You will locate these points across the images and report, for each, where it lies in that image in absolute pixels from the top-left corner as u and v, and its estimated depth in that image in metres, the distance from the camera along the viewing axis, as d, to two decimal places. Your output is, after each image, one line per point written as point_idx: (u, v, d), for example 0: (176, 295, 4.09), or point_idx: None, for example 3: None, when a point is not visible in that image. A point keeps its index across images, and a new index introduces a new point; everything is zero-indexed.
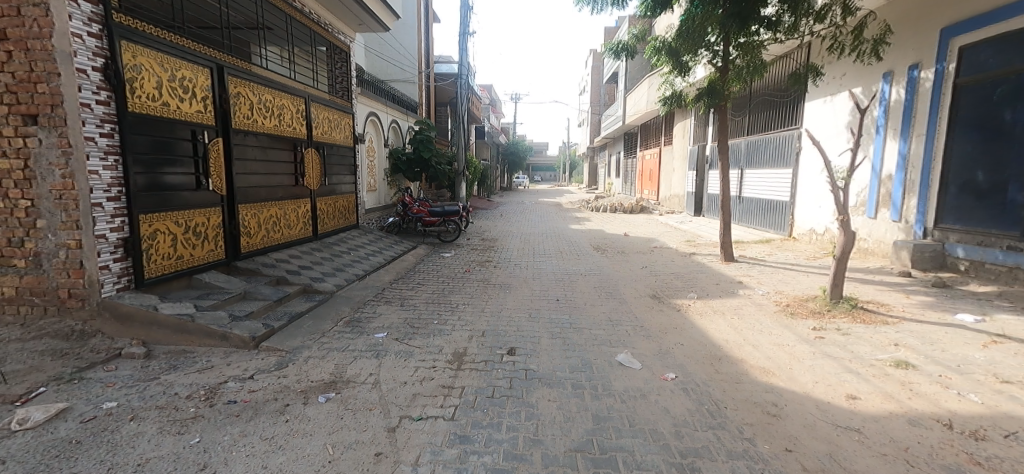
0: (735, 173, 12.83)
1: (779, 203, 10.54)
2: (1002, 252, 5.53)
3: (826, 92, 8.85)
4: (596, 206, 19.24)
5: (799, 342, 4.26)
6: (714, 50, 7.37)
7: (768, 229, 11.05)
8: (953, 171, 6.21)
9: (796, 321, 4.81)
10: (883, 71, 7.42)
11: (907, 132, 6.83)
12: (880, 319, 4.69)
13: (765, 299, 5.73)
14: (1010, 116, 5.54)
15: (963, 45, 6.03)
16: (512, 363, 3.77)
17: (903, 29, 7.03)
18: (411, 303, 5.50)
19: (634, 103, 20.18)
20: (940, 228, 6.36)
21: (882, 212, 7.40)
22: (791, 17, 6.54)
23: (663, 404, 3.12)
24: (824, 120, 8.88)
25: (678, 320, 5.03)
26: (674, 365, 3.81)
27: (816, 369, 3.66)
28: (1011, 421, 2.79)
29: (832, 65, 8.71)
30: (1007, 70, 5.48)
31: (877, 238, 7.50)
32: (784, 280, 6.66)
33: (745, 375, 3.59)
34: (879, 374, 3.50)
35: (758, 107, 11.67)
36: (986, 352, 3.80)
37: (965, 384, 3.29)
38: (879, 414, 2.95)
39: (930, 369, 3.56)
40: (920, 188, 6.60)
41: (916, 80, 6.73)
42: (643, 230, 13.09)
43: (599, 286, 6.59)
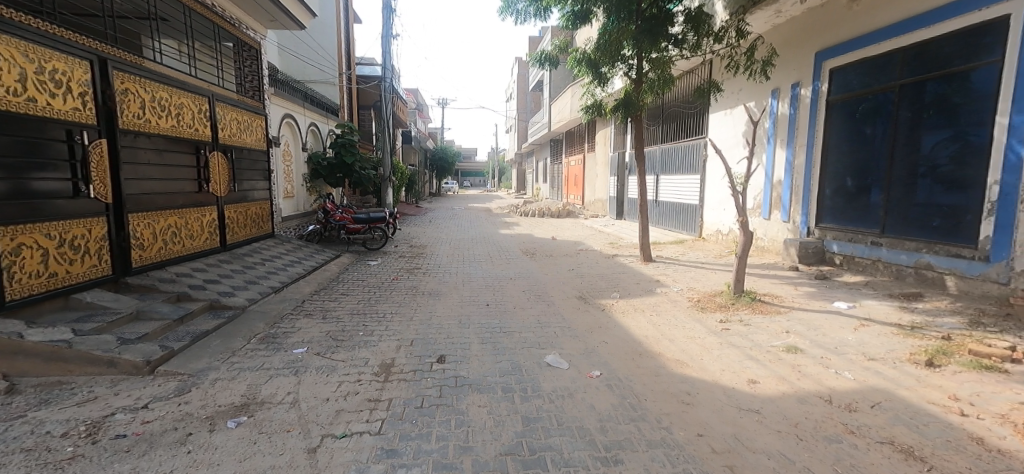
0: (652, 178, 13.68)
1: (691, 206, 11.40)
2: (866, 248, 6.41)
3: (726, 105, 9.75)
4: (524, 211, 19.59)
5: (709, 333, 4.65)
6: (630, 64, 7.80)
7: (682, 230, 11.91)
8: (829, 177, 7.12)
9: (706, 315, 5.24)
10: (771, 87, 8.32)
11: (793, 142, 7.72)
12: (774, 310, 5.25)
13: (680, 295, 6.18)
14: (869, 130, 6.45)
15: (835, 67, 6.95)
16: (442, 371, 3.72)
17: (786, 52, 7.94)
18: (335, 314, 5.24)
19: (559, 111, 20.83)
20: (821, 227, 7.26)
21: (774, 213, 8.28)
22: (695, 36, 7.21)
23: (589, 401, 3.24)
24: (726, 130, 9.76)
25: (603, 319, 5.28)
26: (600, 363, 3.97)
27: (723, 358, 4.00)
28: (877, 393, 3.23)
29: (730, 81, 9.61)
30: (868, 91, 6.40)
31: (771, 237, 8.35)
32: (696, 277, 7.22)
33: (663, 368, 3.85)
34: (774, 359, 3.91)
35: (670, 117, 12.54)
36: (857, 334, 4.38)
37: (841, 363, 3.77)
38: (773, 395, 3.30)
39: (815, 352, 4.02)
40: (804, 193, 7.50)
41: (797, 97, 7.64)
42: (570, 233, 13.56)
43: (528, 289, 6.71)
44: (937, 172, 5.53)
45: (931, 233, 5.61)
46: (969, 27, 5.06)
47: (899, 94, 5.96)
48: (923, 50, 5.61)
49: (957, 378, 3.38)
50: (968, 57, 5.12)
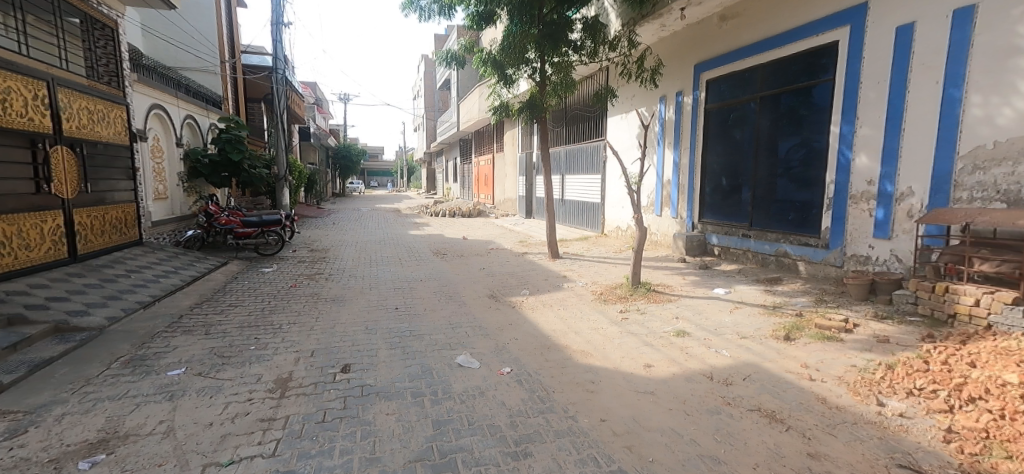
0: (558, 178, 14.22)
1: (594, 204, 12.06)
2: (739, 239, 7.25)
3: (621, 110, 10.44)
4: (435, 211, 19.28)
5: (610, 324, 4.95)
6: (533, 66, 8.00)
7: (586, 227, 12.53)
8: (708, 177, 7.96)
9: (608, 306, 5.58)
10: (659, 95, 9.08)
11: (679, 145, 8.51)
12: (666, 298, 5.74)
13: (585, 289, 6.50)
14: (738, 135, 7.31)
15: (710, 79, 7.78)
16: (346, 381, 3.52)
17: (671, 63, 8.71)
18: (220, 329, 4.71)
19: (467, 111, 20.79)
20: (703, 222, 8.09)
21: (665, 210, 9.06)
22: (592, 43, 7.61)
23: (499, 398, 3.27)
24: (622, 133, 10.46)
25: (513, 316, 5.38)
26: (510, 359, 4.04)
27: (623, 346, 4.27)
28: (748, 367, 3.68)
29: (624, 87, 10.31)
30: (737, 101, 7.25)
31: (663, 232, 9.12)
32: (599, 271, 7.65)
33: (569, 359, 4.01)
34: (666, 343, 4.27)
35: (572, 120, 13.13)
36: (733, 316, 4.95)
37: (720, 343, 4.24)
38: (665, 376, 3.60)
39: (699, 335, 4.47)
40: (689, 191, 8.29)
41: (681, 104, 8.42)
42: (481, 232, 13.61)
43: (438, 291, 6.60)
44: (791, 173, 6.44)
45: (787, 225, 6.51)
46: (811, 49, 5.95)
47: (761, 104, 6.84)
48: (778, 67, 6.49)
49: (808, 348, 3.96)
50: (810, 74, 6.01)
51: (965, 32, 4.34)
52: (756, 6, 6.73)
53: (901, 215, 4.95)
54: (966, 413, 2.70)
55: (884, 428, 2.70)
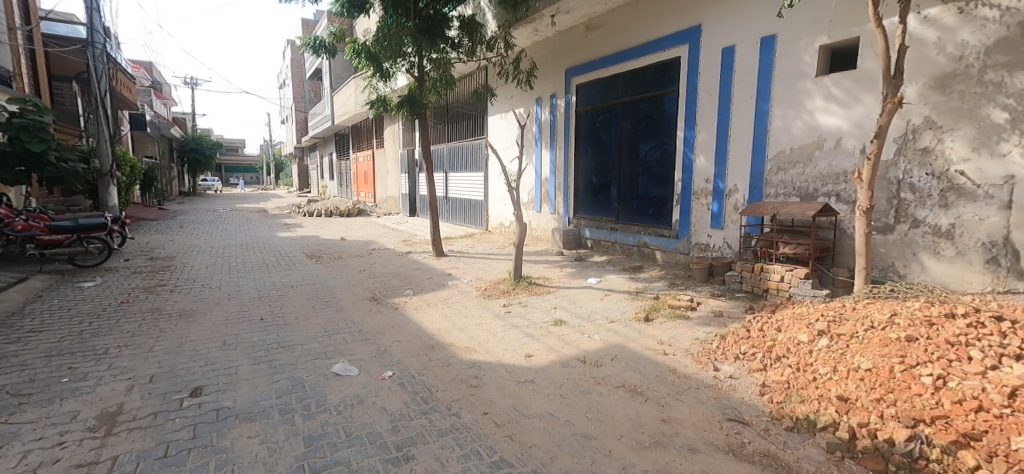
0: (441, 175, 14.10)
1: (477, 202, 12.21)
2: (608, 232, 7.94)
3: (500, 109, 10.71)
4: (308, 210, 17.81)
5: (494, 318, 5.07)
6: (410, 61, 7.77)
7: (471, 225, 12.65)
8: (581, 175, 8.56)
9: (492, 301, 5.71)
10: (535, 96, 9.50)
11: (554, 145, 9.02)
12: (545, 290, 6.06)
13: (469, 286, 6.56)
14: (605, 137, 7.99)
15: (579, 84, 8.37)
16: (197, 406, 3.08)
17: (544, 67, 9.17)
18: (17, 361, 3.78)
19: (341, 103, 19.54)
20: (577, 217, 8.69)
21: (543, 206, 9.53)
22: (469, 42, 7.65)
23: (380, 404, 3.14)
24: (502, 132, 10.73)
25: (396, 317, 5.21)
26: (392, 362, 3.90)
27: (506, 339, 4.40)
28: (615, 348, 4.05)
29: (502, 87, 10.59)
30: (602, 105, 7.90)
31: (543, 227, 9.58)
32: (483, 268, 7.78)
33: (453, 357, 4.01)
34: (545, 333, 4.51)
35: (453, 117, 13.11)
36: (603, 303, 5.41)
37: (592, 328, 4.60)
38: (544, 364, 3.80)
39: (574, 322, 4.80)
40: (565, 189, 8.84)
41: (555, 106, 8.93)
42: (362, 232, 12.94)
43: (313, 296, 6.11)
44: (649, 172, 7.22)
45: (647, 219, 7.30)
46: (661, 62, 6.72)
47: (622, 109, 7.55)
48: (635, 77, 7.23)
49: (663, 327, 4.50)
50: (661, 85, 6.81)
51: (770, 57, 5.26)
52: (616, 20, 7.39)
53: (730, 208, 5.87)
54: (775, 369, 3.30)
55: (719, 389, 3.18)
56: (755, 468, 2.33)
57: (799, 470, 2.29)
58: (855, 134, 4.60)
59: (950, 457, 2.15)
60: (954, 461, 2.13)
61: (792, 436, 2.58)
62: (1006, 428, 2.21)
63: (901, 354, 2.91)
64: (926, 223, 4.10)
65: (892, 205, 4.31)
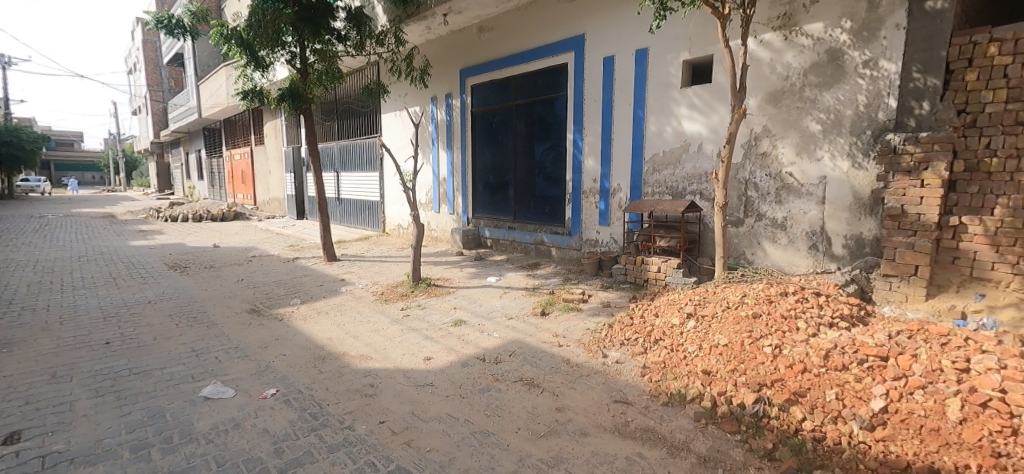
0: (331, 175, 13.24)
1: (372, 203, 11.70)
2: (506, 231, 8.11)
3: (394, 106, 10.36)
4: (171, 214, 15.56)
5: (391, 323, 4.89)
6: (291, 51, 7.16)
7: (366, 227, 12.07)
8: (478, 175, 8.64)
9: (389, 305, 5.50)
10: (430, 95, 9.37)
11: (451, 145, 8.97)
12: (444, 291, 6.00)
13: (364, 291, 6.25)
14: (501, 138, 8.14)
15: (473, 85, 8.43)
16: (14, 456, 2.51)
17: (438, 66, 9.07)
18: None
19: (210, 94, 17.39)
20: (476, 217, 8.75)
21: (442, 207, 9.44)
22: (357, 35, 7.29)
23: (261, 426, 2.85)
24: (396, 131, 10.39)
25: (281, 329, 4.78)
26: (276, 379, 3.57)
27: (404, 343, 4.27)
28: (514, 344, 4.15)
29: (395, 85, 10.26)
30: (497, 107, 8.05)
31: (442, 228, 9.48)
32: (379, 271, 7.47)
33: (345, 367, 3.78)
34: (444, 334, 4.47)
35: (343, 114, 12.38)
36: (502, 300, 5.51)
37: (491, 326, 4.67)
38: (443, 365, 3.76)
39: (474, 321, 4.83)
40: (462, 189, 8.84)
41: (451, 106, 8.88)
42: (239, 238, 11.65)
43: (177, 312, 5.34)
44: (542, 172, 7.52)
45: (541, 217, 7.59)
46: (550, 67, 7.03)
47: (516, 111, 7.76)
48: (527, 80, 7.47)
49: (557, 320, 4.72)
50: (551, 89, 7.12)
51: (643, 68, 5.79)
52: (507, 24, 7.57)
53: (614, 206, 6.34)
54: (653, 351, 3.64)
55: (606, 374, 3.42)
56: (637, 443, 2.55)
57: (673, 440, 2.55)
58: (713, 140, 5.25)
59: (785, 413, 2.56)
60: (788, 416, 2.54)
61: (666, 410, 2.87)
62: (823, 384, 2.69)
63: (749, 329, 3.39)
64: (767, 216, 4.82)
65: (742, 202, 5.00)
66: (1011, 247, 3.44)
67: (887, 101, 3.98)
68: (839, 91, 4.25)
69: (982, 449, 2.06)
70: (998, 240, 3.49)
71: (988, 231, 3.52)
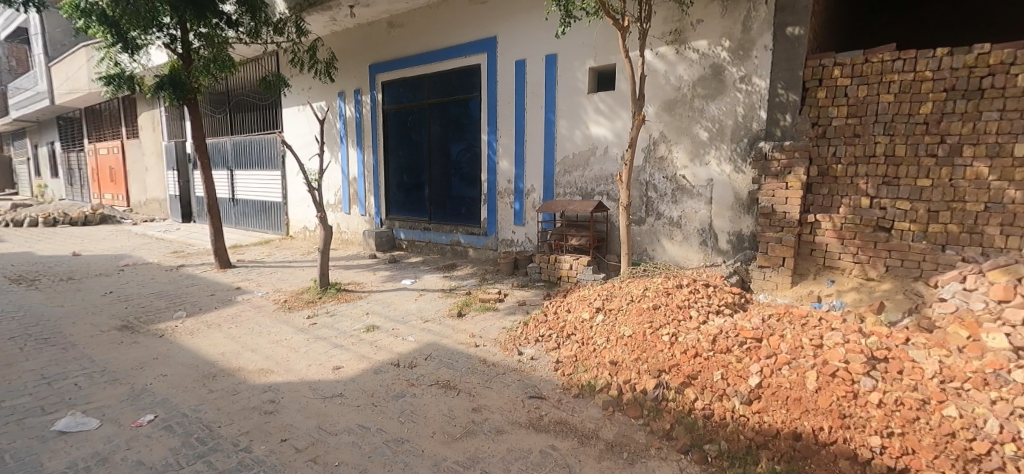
0: (223, 173, 12.01)
1: (273, 204, 10.81)
2: (422, 232, 7.95)
3: (296, 100, 9.66)
4: (14, 218, 13.07)
5: (295, 332, 4.55)
6: (169, 34, 6.36)
7: (266, 230, 11.13)
8: (391, 175, 8.36)
9: (293, 314, 5.11)
10: (337, 90, 8.88)
11: (361, 144, 8.59)
12: (355, 296, 5.72)
13: (264, 299, 5.75)
14: (415, 137, 7.96)
15: (384, 82, 8.13)
16: None
17: (346, 60, 8.63)
18: None
19: (67, 77, 14.89)
20: (389, 218, 8.46)
21: (352, 208, 8.99)
22: (251, 21, 6.68)
23: (135, 458, 2.50)
24: (300, 127, 9.70)
25: (162, 346, 4.23)
26: (155, 403, 3.15)
27: (310, 354, 3.99)
28: (429, 347, 4.07)
29: (297, 77, 9.58)
30: (409, 105, 7.85)
31: (353, 230, 9.04)
32: (282, 277, 6.91)
33: (241, 383, 3.45)
34: (355, 341, 4.26)
35: (236, 107, 11.29)
36: (417, 303, 5.38)
37: (406, 330, 4.54)
38: (354, 374, 3.58)
39: (387, 326, 4.66)
40: (374, 189, 8.50)
41: (360, 102, 8.50)
42: (108, 245, 10.12)
43: (21, 334, 4.49)
44: (457, 173, 7.47)
45: (457, 218, 7.55)
46: (463, 68, 7.01)
47: (430, 111, 7.63)
48: (440, 80, 7.38)
49: (474, 320, 4.71)
50: (465, 89, 7.10)
51: (553, 73, 5.99)
52: (418, 21, 7.41)
53: (529, 206, 6.50)
54: (566, 346, 3.79)
55: (522, 370, 3.49)
56: (550, 436, 2.63)
57: (583, 430, 2.68)
58: (617, 144, 5.58)
59: (681, 395, 2.81)
60: (683, 398, 2.79)
61: (577, 401, 3.00)
62: (712, 366, 2.98)
63: (650, 319, 3.66)
64: (665, 215, 5.24)
65: (643, 202, 5.38)
66: (852, 239, 4.08)
67: (759, 113, 4.52)
68: (721, 102, 4.74)
69: (833, 412, 2.41)
70: (843, 233, 4.13)
71: (836, 226, 4.15)
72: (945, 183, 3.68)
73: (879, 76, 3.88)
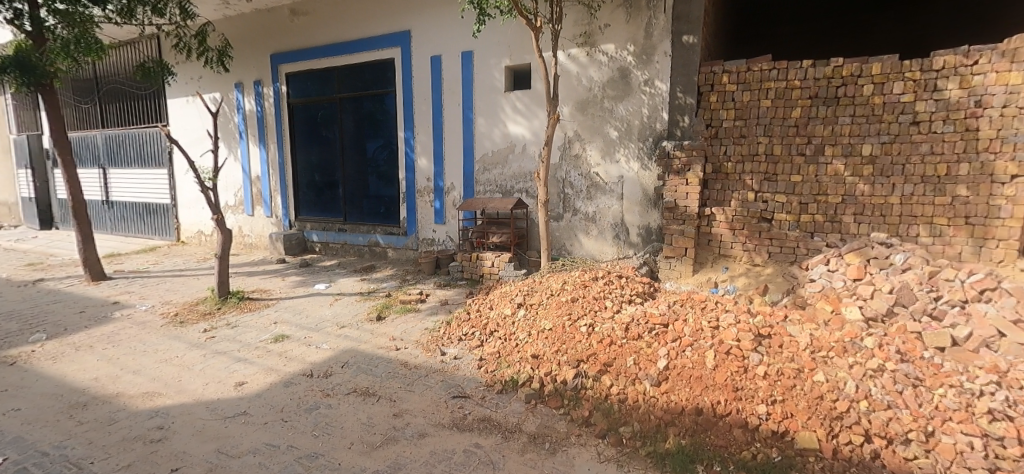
0: (94, 172, 10.44)
1: (160, 206, 9.61)
2: (336, 233, 7.53)
3: (185, 91, 8.66)
4: None
5: (190, 348, 4.08)
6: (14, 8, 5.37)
7: (153, 236, 9.88)
8: (300, 173, 7.82)
9: (187, 328, 4.58)
10: (234, 81, 8.10)
11: (264, 139, 7.92)
12: (262, 304, 5.28)
13: (150, 314, 5.09)
14: (325, 133, 7.51)
15: (289, 73, 7.57)
16: None
17: (243, 48, 7.89)
18: None
19: None
20: (299, 219, 7.91)
21: (256, 209, 8.28)
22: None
23: None
24: (190, 120, 8.72)
25: (15, 376, 3.57)
26: (4, 444, 2.65)
27: (207, 371, 3.61)
28: (346, 354, 3.87)
29: (185, 65, 8.59)
30: (319, 99, 7.39)
31: (258, 233, 8.33)
32: (172, 288, 6.18)
33: (122, 410, 3.03)
34: (262, 353, 3.93)
35: (108, 96, 9.85)
36: (332, 309, 5.09)
37: (320, 337, 4.27)
38: (260, 389, 3.30)
39: (299, 335, 4.35)
40: (281, 188, 7.89)
41: (261, 95, 7.83)
42: None
43: None
44: (373, 171, 7.18)
45: (375, 218, 7.26)
46: (377, 61, 6.74)
47: (341, 106, 7.24)
48: (352, 73, 7.02)
49: (394, 323, 4.56)
50: (379, 84, 6.83)
51: (469, 71, 5.96)
52: (325, 9, 6.98)
53: (449, 205, 6.42)
54: (489, 343, 3.80)
55: (445, 371, 3.45)
56: (474, 434, 2.62)
57: (506, 425, 2.71)
58: (534, 142, 5.70)
59: (598, 383, 2.94)
60: (600, 385, 2.93)
61: (500, 397, 3.03)
62: (625, 352, 3.15)
63: (569, 312, 3.80)
64: (581, 211, 5.46)
65: (561, 198, 5.56)
66: (741, 229, 4.55)
67: (662, 114, 4.86)
68: (629, 104, 5.03)
69: (727, 387, 2.66)
70: (734, 225, 4.58)
71: (728, 218, 4.60)
72: (813, 179, 4.22)
73: (759, 83, 4.33)
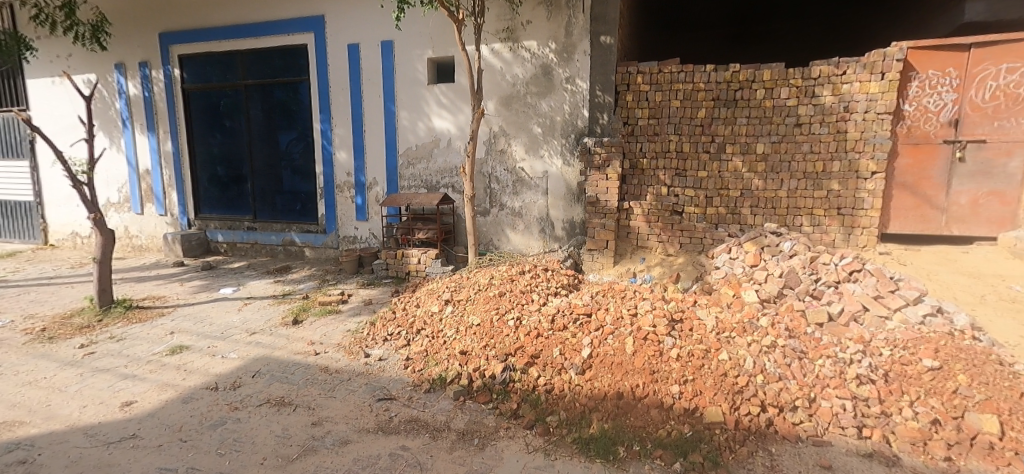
0: None
1: (21, 204, 8.22)
2: (244, 232, 6.93)
3: (49, 70, 7.46)
4: None
5: (62, 368, 3.54)
6: None
7: (12, 239, 8.43)
8: (201, 166, 7.09)
9: (58, 345, 3.97)
10: (114, 61, 7.12)
11: (154, 128, 7.06)
12: (155, 313, 4.71)
13: (9, 330, 4.33)
14: (229, 123, 6.86)
15: (183, 55, 6.80)
16: None
17: (124, 24, 6.95)
18: None
19: None
20: (200, 217, 7.17)
21: (147, 207, 7.37)
22: None
23: None
24: (58, 105, 7.53)
25: None
26: None
27: (86, 392, 3.15)
28: (258, 362, 3.57)
29: (49, 40, 7.38)
30: (220, 85, 6.73)
31: (150, 233, 7.44)
32: (39, 299, 5.32)
33: None
34: (156, 367, 3.51)
35: None
36: (240, 314, 4.67)
37: (227, 346, 3.90)
38: (154, 408, 2.95)
39: (201, 345, 3.95)
40: (177, 183, 7.09)
41: (149, 78, 6.96)
42: None
43: None
44: (286, 164, 6.69)
45: (289, 215, 6.78)
46: (287, 47, 6.26)
47: (247, 93, 6.65)
48: (258, 58, 6.47)
49: (313, 326, 4.29)
50: (290, 71, 6.36)
51: (390, 61, 5.74)
52: None
53: (371, 200, 6.16)
54: (416, 342, 3.71)
55: (369, 373, 3.31)
56: (401, 436, 2.55)
57: (435, 424, 2.66)
58: (459, 136, 5.63)
59: (526, 375, 2.99)
60: (527, 377, 2.97)
61: (428, 397, 2.97)
62: (550, 343, 3.23)
63: (496, 306, 3.82)
64: (507, 206, 5.50)
65: (487, 193, 5.55)
66: (656, 222, 4.84)
67: (582, 112, 5.03)
68: (551, 100, 5.15)
69: (645, 370, 2.82)
70: (649, 217, 4.87)
71: (644, 211, 4.87)
72: (716, 174, 4.59)
73: (669, 85, 4.63)
